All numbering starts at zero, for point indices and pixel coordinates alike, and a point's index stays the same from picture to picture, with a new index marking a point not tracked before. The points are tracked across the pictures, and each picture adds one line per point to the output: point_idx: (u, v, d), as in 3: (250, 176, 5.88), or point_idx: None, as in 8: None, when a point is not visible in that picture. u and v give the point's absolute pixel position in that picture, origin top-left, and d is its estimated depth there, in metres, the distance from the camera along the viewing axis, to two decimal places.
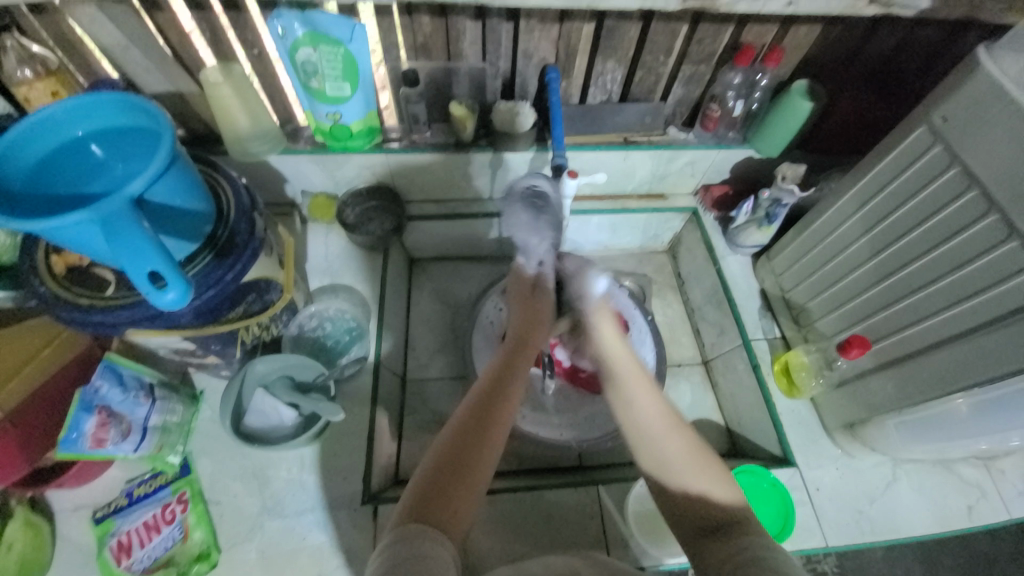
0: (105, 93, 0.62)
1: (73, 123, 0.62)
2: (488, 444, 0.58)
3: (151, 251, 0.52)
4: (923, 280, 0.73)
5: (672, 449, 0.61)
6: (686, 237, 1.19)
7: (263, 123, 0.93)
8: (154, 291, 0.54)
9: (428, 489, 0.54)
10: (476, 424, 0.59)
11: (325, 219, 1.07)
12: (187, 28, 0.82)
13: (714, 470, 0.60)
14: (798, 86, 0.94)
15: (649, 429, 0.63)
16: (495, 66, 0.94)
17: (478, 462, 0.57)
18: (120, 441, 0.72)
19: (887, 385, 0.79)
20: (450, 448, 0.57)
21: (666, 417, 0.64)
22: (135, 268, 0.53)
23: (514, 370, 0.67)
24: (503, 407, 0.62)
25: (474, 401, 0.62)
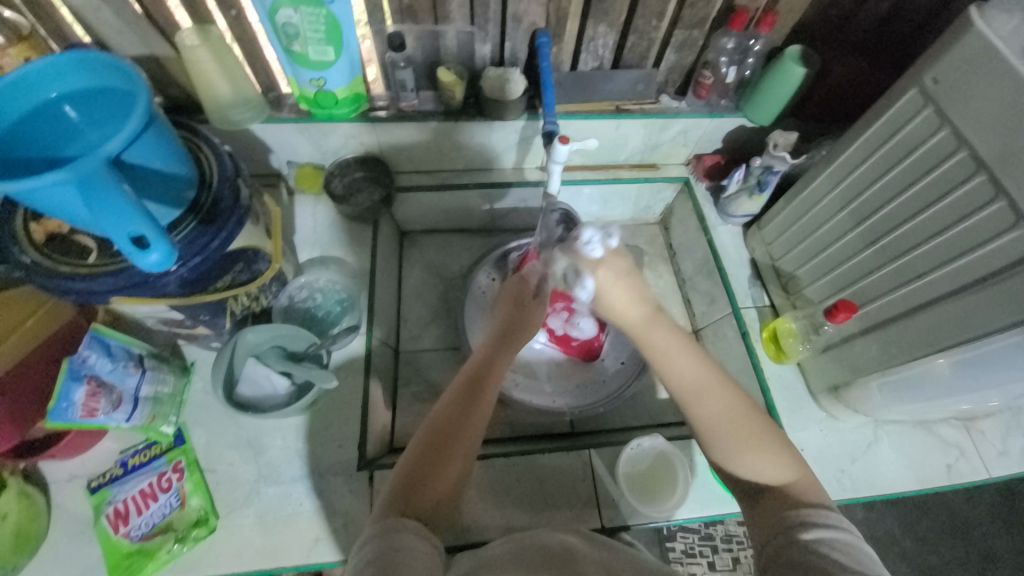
0: (76, 51, 0.59)
1: (45, 83, 0.60)
2: (461, 445, 0.61)
3: (132, 213, 0.51)
4: (911, 244, 0.74)
5: (711, 407, 0.63)
6: (678, 207, 1.19)
7: (243, 89, 0.90)
8: (137, 253, 0.53)
9: (406, 485, 0.56)
10: (453, 424, 0.62)
11: (313, 190, 1.05)
12: None
13: (755, 438, 0.61)
14: (793, 51, 0.93)
15: (694, 390, 0.64)
16: (484, 30, 0.92)
17: (452, 462, 0.60)
18: (111, 411, 0.71)
19: (871, 347, 0.81)
20: (430, 443, 0.61)
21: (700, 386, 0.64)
22: (116, 231, 0.52)
23: (496, 369, 0.69)
24: (477, 406, 0.64)
25: (452, 399, 0.64)
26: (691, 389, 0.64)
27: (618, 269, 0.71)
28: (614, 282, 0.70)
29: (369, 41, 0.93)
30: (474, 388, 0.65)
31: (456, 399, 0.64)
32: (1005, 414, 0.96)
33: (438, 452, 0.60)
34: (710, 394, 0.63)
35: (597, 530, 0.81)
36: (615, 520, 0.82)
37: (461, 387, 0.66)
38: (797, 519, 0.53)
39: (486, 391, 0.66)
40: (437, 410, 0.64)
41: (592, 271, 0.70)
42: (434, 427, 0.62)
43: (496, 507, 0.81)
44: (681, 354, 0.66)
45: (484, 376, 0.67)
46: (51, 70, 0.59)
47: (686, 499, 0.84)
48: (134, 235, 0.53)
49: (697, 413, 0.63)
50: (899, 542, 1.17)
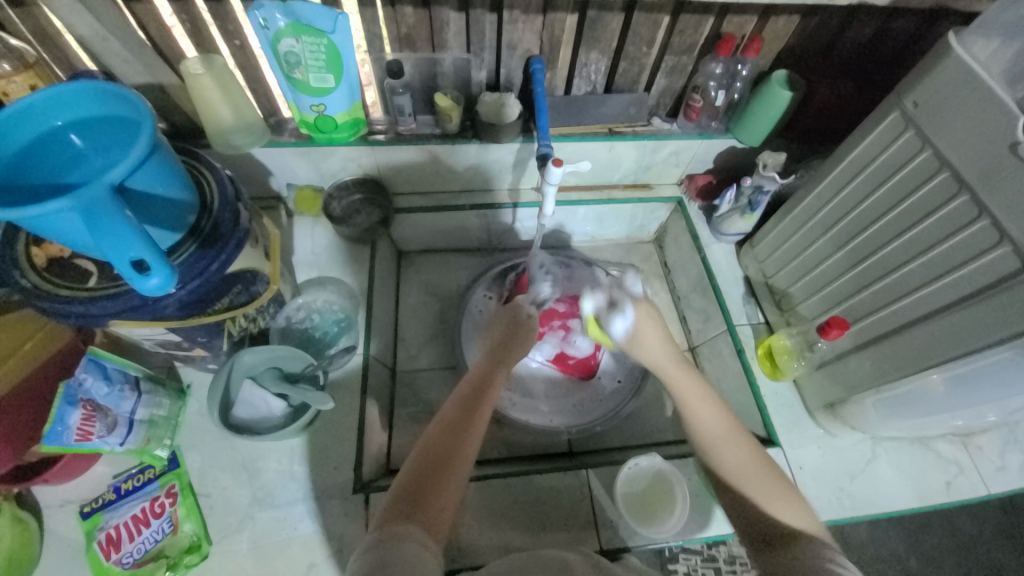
0: (84, 82, 0.61)
1: (54, 111, 0.61)
2: (459, 461, 0.61)
3: (133, 238, 0.52)
4: (899, 261, 0.75)
5: (736, 455, 0.65)
6: (672, 226, 1.21)
7: (245, 115, 0.92)
8: (136, 277, 0.54)
9: (403, 497, 0.56)
10: (451, 438, 0.62)
11: (312, 212, 1.07)
12: (170, 23, 0.82)
13: (777, 485, 0.62)
14: (778, 75, 0.96)
15: (715, 437, 0.66)
16: (479, 58, 0.95)
17: (452, 477, 0.60)
18: (105, 435, 0.71)
19: (865, 364, 0.81)
20: (429, 457, 0.61)
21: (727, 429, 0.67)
22: (116, 255, 0.52)
23: (492, 387, 0.70)
24: (474, 423, 0.65)
25: (452, 413, 0.65)
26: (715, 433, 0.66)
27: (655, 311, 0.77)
28: (649, 322, 0.75)
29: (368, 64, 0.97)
30: (472, 402, 0.67)
31: (457, 412, 0.65)
32: (1003, 430, 0.96)
33: (438, 465, 0.60)
34: (732, 442, 0.66)
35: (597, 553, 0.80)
36: (615, 542, 0.81)
37: (460, 398, 0.67)
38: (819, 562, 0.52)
39: (483, 409, 0.67)
40: (438, 420, 0.65)
41: (634, 303, 0.76)
42: (431, 443, 0.62)
43: (493, 530, 0.80)
44: (701, 401, 0.69)
45: (483, 394, 0.68)
46: (59, 100, 0.61)
47: (685, 522, 0.83)
48: (134, 260, 0.54)
49: (721, 461, 0.65)
50: (903, 560, 1.15)
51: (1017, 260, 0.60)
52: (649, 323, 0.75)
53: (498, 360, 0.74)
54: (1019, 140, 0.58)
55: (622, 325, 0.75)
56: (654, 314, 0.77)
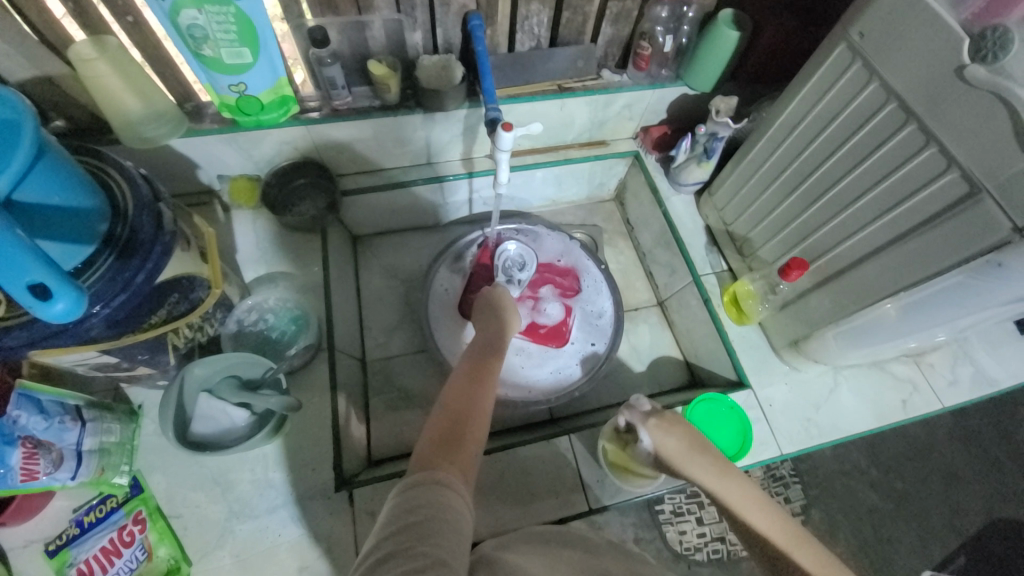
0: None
1: None
2: (476, 419, 0.61)
3: (26, 260, 0.45)
4: (852, 196, 0.76)
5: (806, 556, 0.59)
6: (631, 181, 1.20)
7: (156, 103, 0.83)
8: (38, 303, 0.47)
9: (434, 442, 0.55)
10: (469, 396, 0.64)
11: (250, 204, 0.99)
12: (58, 13, 0.73)
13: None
14: (725, 16, 0.94)
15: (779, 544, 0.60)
16: (411, 17, 0.88)
17: (474, 432, 0.59)
18: (53, 471, 0.65)
19: (825, 300, 0.84)
20: (452, 413, 0.60)
21: (788, 536, 0.61)
22: (8, 281, 0.46)
23: (494, 359, 0.73)
24: (487, 385, 0.67)
25: (460, 380, 0.66)
26: (780, 541, 0.61)
27: (666, 419, 0.71)
28: (672, 430, 0.70)
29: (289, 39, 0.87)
30: (478, 373, 0.68)
31: (465, 378, 0.67)
32: (951, 346, 1.02)
33: (458, 421, 0.59)
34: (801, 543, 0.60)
35: (585, 513, 0.82)
36: (600, 500, 0.84)
37: (466, 369, 0.69)
38: None
39: (491, 374, 0.69)
40: (452, 383, 0.66)
41: (645, 427, 0.72)
42: (452, 400, 0.63)
43: (483, 507, 0.80)
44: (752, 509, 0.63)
45: (486, 366, 0.70)
46: None
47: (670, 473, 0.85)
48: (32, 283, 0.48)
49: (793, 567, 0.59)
50: (866, 472, 1.24)
51: (965, 185, 0.61)
52: (669, 431, 0.70)
53: (494, 341, 0.78)
54: (965, 63, 0.58)
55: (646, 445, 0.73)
56: (677, 425, 0.71)
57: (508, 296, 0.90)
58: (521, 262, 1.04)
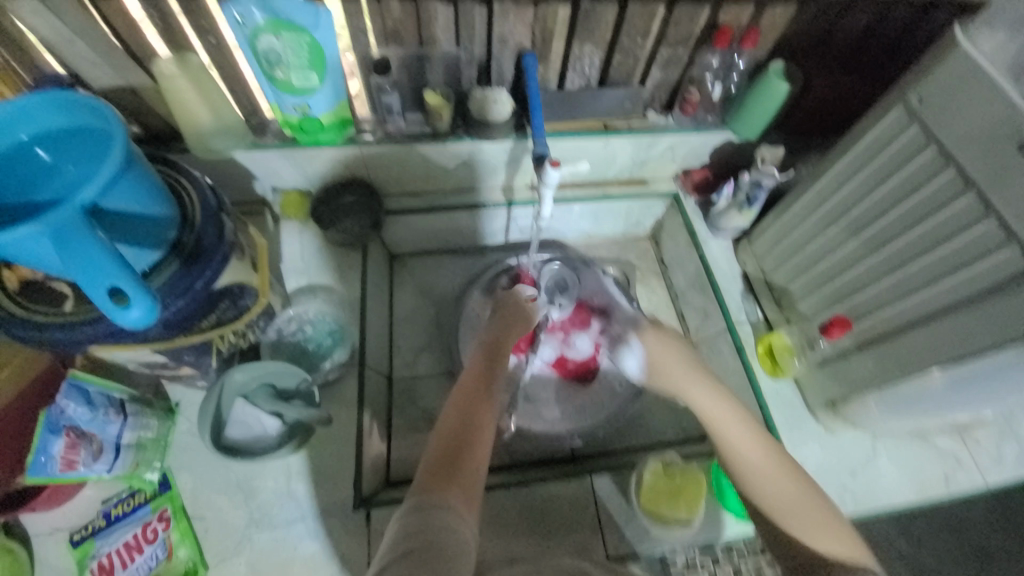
0: (45, 90, 0.54)
1: (14, 123, 0.54)
2: (481, 434, 0.61)
3: (110, 266, 0.48)
4: (902, 260, 0.74)
5: (768, 483, 0.63)
6: (668, 222, 1.20)
7: (224, 114, 0.90)
8: (116, 309, 0.50)
9: (436, 463, 0.56)
10: (473, 410, 0.64)
11: (298, 217, 1.04)
12: (136, 16, 0.76)
13: (815, 509, 0.61)
14: (776, 68, 0.95)
15: (750, 463, 0.65)
16: (469, 52, 0.91)
17: (477, 449, 0.59)
18: (91, 462, 0.68)
19: (867, 363, 0.81)
20: (455, 432, 0.61)
21: (761, 452, 0.66)
22: (93, 285, 0.49)
23: (499, 368, 0.72)
24: (492, 401, 0.66)
25: (463, 393, 0.66)
26: (753, 461, 0.65)
27: (663, 335, 0.83)
28: (658, 343, 0.82)
29: (351, 54, 0.89)
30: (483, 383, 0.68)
31: (468, 391, 0.66)
32: (998, 422, 0.97)
33: (461, 439, 0.60)
34: (768, 463, 0.65)
35: (605, 560, 0.79)
36: (622, 548, 0.80)
37: (471, 379, 0.69)
38: None
39: (496, 386, 0.69)
40: (456, 397, 0.66)
41: (640, 338, 0.84)
42: (455, 415, 0.63)
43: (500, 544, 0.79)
44: (732, 424, 0.68)
45: (491, 375, 0.70)
46: (19, 109, 0.53)
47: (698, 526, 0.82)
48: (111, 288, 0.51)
49: (756, 491, 0.64)
50: (897, 545, 1.17)
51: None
52: (658, 339, 0.82)
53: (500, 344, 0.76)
54: None
55: (636, 361, 0.84)
56: (665, 339, 0.82)
57: (520, 300, 0.85)
58: (562, 283, 1.07)
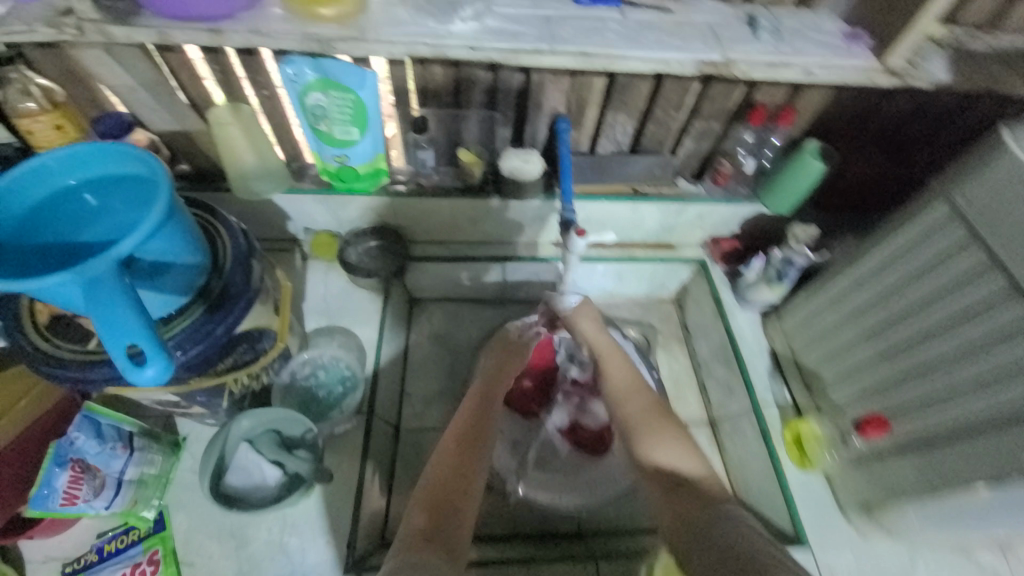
0: (97, 142, 0.58)
1: (65, 171, 0.57)
2: (468, 485, 0.68)
3: (132, 323, 0.49)
4: (944, 364, 0.71)
5: (632, 408, 0.80)
6: (693, 288, 1.17)
7: (268, 158, 0.93)
8: (132, 367, 0.50)
9: (425, 524, 0.62)
10: (462, 462, 0.69)
11: (326, 257, 1.06)
12: (196, 60, 0.80)
13: (666, 426, 0.77)
14: (810, 146, 0.93)
15: (619, 391, 0.84)
16: (505, 115, 0.94)
17: (464, 501, 0.66)
18: (91, 499, 0.69)
19: (907, 469, 0.77)
20: (441, 487, 0.67)
21: (632, 389, 0.84)
22: (113, 340, 0.49)
23: (488, 418, 0.76)
24: (477, 452, 0.71)
25: (454, 446, 0.72)
26: (623, 389, 0.84)
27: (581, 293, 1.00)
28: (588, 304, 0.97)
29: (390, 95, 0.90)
30: (473, 436, 0.73)
31: (458, 445, 0.72)
32: None
33: (450, 494, 0.66)
34: (637, 394, 0.83)
35: None
36: None
37: (460, 432, 0.74)
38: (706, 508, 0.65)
39: (485, 436, 0.74)
40: (445, 451, 0.71)
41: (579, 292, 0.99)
42: (443, 468, 0.69)
43: None
44: (616, 362, 0.88)
45: (482, 424, 0.75)
46: (72, 159, 0.57)
47: None
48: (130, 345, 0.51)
49: (624, 411, 0.81)
50: None
51: None
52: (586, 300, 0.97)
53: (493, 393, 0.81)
54: None
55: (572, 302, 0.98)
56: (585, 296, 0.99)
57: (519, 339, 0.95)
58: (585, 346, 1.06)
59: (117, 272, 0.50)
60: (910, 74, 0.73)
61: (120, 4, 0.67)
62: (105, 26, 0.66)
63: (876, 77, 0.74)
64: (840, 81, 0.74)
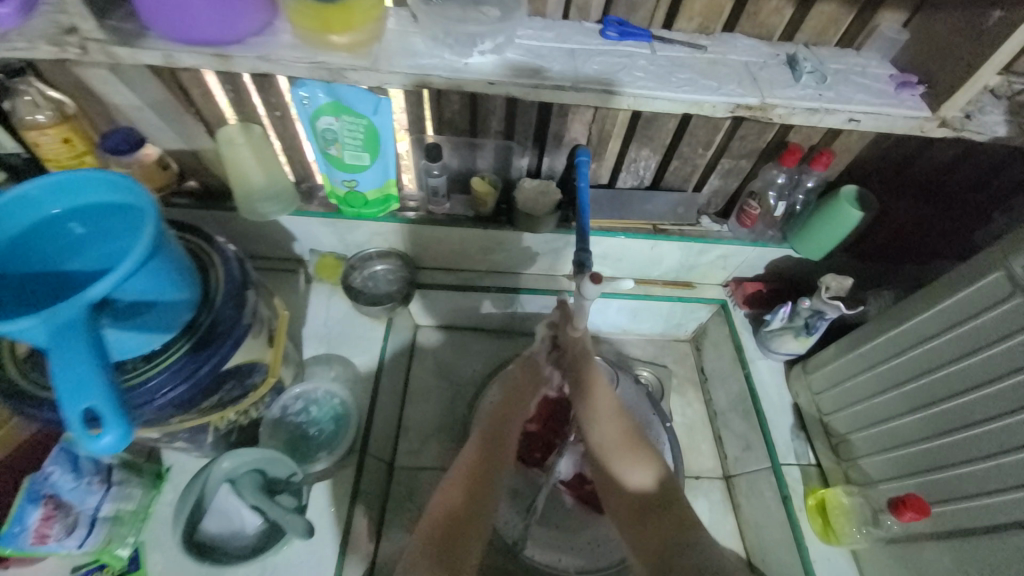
0: (90, 169, 0.55)
1: (52, 199, 0.55)
2: (487, 494, 0.68)
3: (94, 385, 0.46)
4: (992, 449, 0.64)
5: (608, 432, 0.75)
6: (712, 330, 1.10)
7: (276, 179, 0.89)
8: (87, 436, 0.46)
9: (436, 535, 0.63)
10: (472, 493, 0.67)
11: (330, 280, 1.02)
12: (212, 87, 0.80)
13: (633, 449, 0.73)
14: (848, 191, 0.87)
15: (597, 413, 0.76)
16: (522, 145, 0.90)
17: (478, 514, 0.66)
18: (63, 537, 0.65)
19: (945, 558, 0.69)
20: (459, 497, 0.67)
21: (611, 412, 0.75)
22: (70, 404, 0.45)
23: (507, 432, 0.75)
24: (494, 465, 0.70)
25: (473, 455, 0.70)
26: (602, 413, 0.76)
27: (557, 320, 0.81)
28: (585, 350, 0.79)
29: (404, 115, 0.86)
30: (491, 446, 0.72)
31: (476, 459, 0.70)
32: None
33: (467, 504, 0.66)
34: (613, 420, 0.75)
35: None
36: None
37: (478, 445, 0.72)
38: (678, 541, 0.63)
39: (504, 448, 0.73)
40: (462, 462, 0.70)
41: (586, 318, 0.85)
42: (460, 477, 0.69)
43: None
44: (596, 388, 0.76)
45: (503, 432, 0.74)
46: (61, 187, 0.54)
47: None
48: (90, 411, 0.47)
49: (594, 435, 0.76)
50: None
51: None
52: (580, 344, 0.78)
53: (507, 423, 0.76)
54: None
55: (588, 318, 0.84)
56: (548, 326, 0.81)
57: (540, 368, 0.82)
58: None
59: (88, 321, 0.47)
60: (964, 126, 0.67)
61: (127, 26, 0.65)
62: (109, 46, 0.63)
63: (924, 127, 0.68)
64: (886, 130, 0.69)
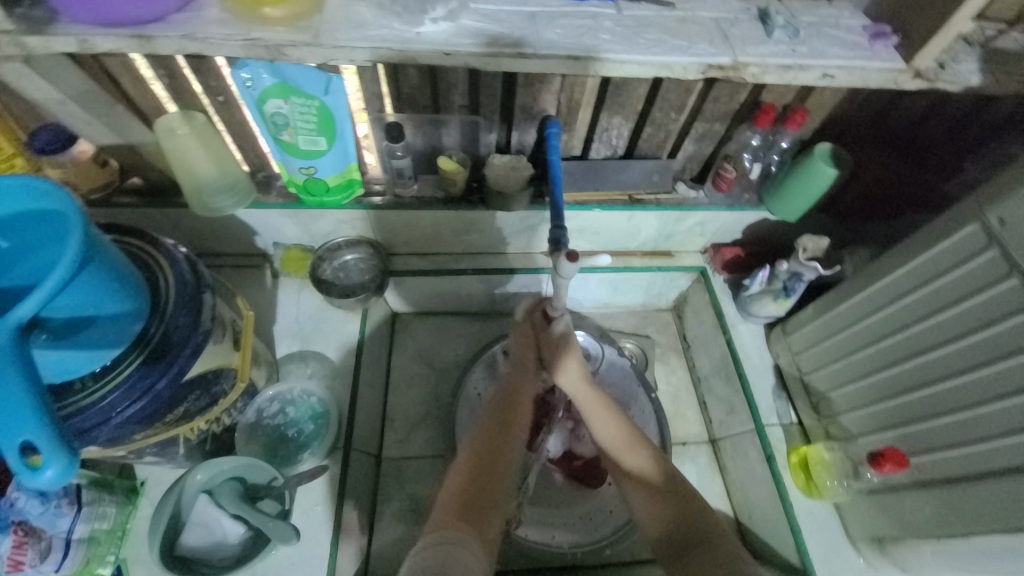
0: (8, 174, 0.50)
1: None
2: (503, 467, 0.65)
3: (27, 420, 0.44)
4: (971, 400, 0.65)
5: (632, 461, 0.70)
6: (693, 297, 1.10)
7: (230, 172, 0.84)
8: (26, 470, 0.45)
9: (457, 502, 0.59)
10: (489, 464, 0.65)
11: (299, 274, 0.98)
12: (145, 73, 0.73)
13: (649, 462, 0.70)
14: (822, 149, 0.85)
15: (615, 442, 0.72)
16: (489, 120, 0.85)
17: (496, 484, 0.63)
18: (38, 563, 0.62)
19: (925, 506, 0.71)
20: (478, 465, 0.64)
21: (624, 435, 0.72)
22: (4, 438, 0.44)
23: (520, 405, 0.74)
24: (506, 438, 0.68)
25: (489, 428, 0.69)
26: (616, 438, 0.72)
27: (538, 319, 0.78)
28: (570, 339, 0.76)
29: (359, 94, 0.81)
30: (504, 422, 0.70)
31: (490, 435, 0.68)
32: None
33: (487, 471, 0.64)
34: (634, 447, 0.71)
35: None
36: None
37: (492, 422, 0.70)
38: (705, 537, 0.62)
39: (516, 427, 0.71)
40: (473, 440, 0.68)
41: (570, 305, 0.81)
42: (476, 449, 0.66)
43: None
44: (598, 413, 0.74)
45: (515, 403, 0.73)
46: None
47: None
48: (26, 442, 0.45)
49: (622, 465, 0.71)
50: None
51: None
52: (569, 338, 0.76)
53: (512, 398, 0.74)
54: None
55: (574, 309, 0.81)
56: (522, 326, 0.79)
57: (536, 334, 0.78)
58: None
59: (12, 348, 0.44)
60: (939, 76, 0.65)
61: (36, 12, 0.58)
62: (18, 36, 0.57)
63: (898, 80, 0.66)
64: (860, 85, 0.67)
